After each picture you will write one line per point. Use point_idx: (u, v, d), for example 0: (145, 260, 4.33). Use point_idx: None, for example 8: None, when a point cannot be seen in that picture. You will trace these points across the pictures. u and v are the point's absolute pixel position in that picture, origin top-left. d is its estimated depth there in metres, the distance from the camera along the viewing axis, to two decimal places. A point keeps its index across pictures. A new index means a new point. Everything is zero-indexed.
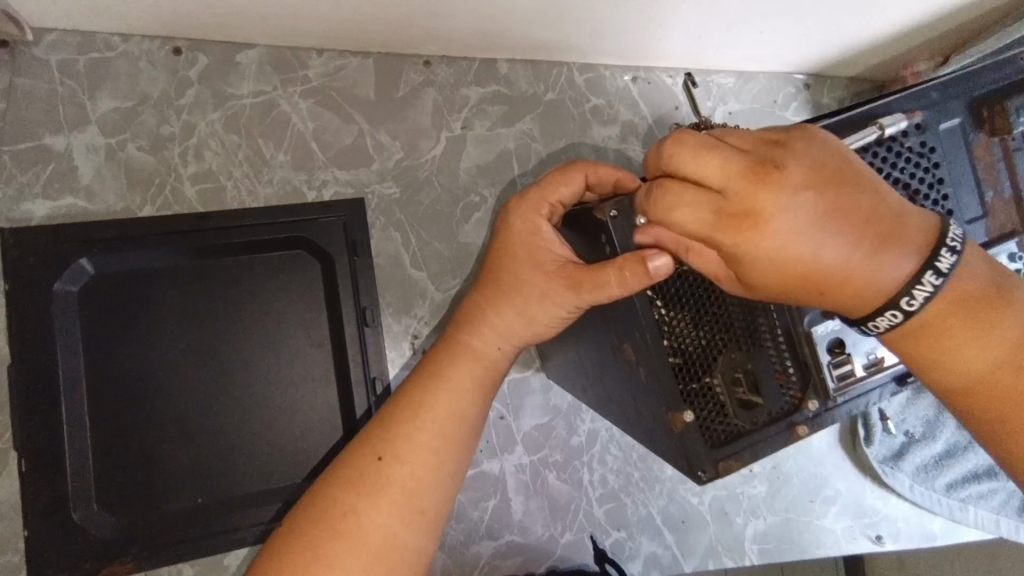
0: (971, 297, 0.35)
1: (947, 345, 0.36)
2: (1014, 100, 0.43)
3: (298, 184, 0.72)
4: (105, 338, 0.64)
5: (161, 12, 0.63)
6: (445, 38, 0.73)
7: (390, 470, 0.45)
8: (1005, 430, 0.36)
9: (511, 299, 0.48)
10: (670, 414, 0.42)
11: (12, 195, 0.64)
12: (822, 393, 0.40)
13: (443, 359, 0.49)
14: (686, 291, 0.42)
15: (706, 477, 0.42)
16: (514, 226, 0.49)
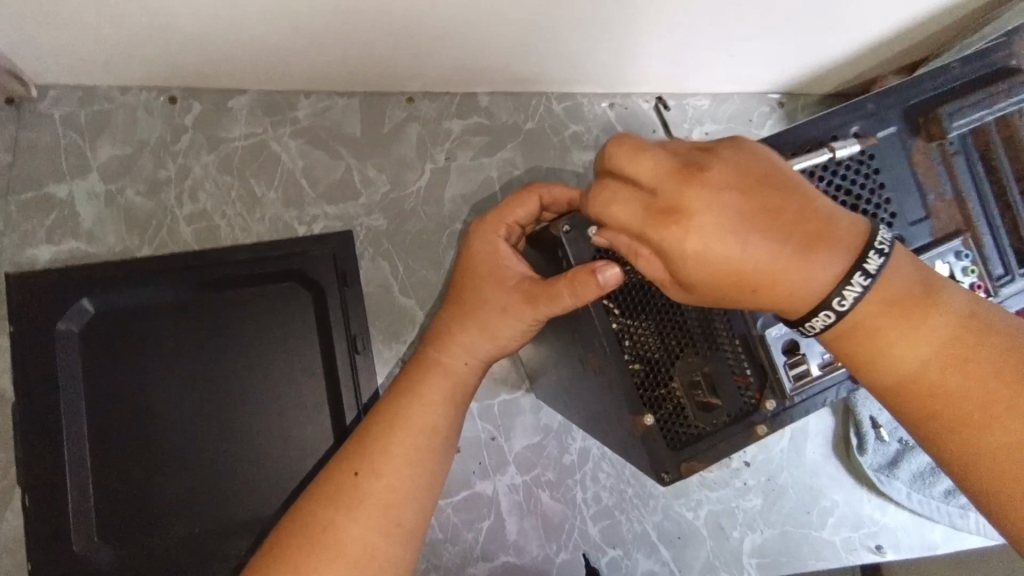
0: (898, 297, 0.37)
1: (876, 341, 0.37)
2: (946, 108, 0.46)
3: (289, 219, 0.75)
4: (106, 373, 0.67)
5: (155, 64, 0.67)
6: (425, 74, 0.76)
7: (367, 484, 0.46)
8: (938, 427, 0.37)
9: (476, 315, 0.51)
10: (632, 417, 0.44)
11: (17, 241, 0.68)
12: (780, 392, 0.42)
13: (417, 375, 0.51)
14: (640, 298, 0.44)
15: (669, 478, 0.44)
16: (475, 248, 0.52)
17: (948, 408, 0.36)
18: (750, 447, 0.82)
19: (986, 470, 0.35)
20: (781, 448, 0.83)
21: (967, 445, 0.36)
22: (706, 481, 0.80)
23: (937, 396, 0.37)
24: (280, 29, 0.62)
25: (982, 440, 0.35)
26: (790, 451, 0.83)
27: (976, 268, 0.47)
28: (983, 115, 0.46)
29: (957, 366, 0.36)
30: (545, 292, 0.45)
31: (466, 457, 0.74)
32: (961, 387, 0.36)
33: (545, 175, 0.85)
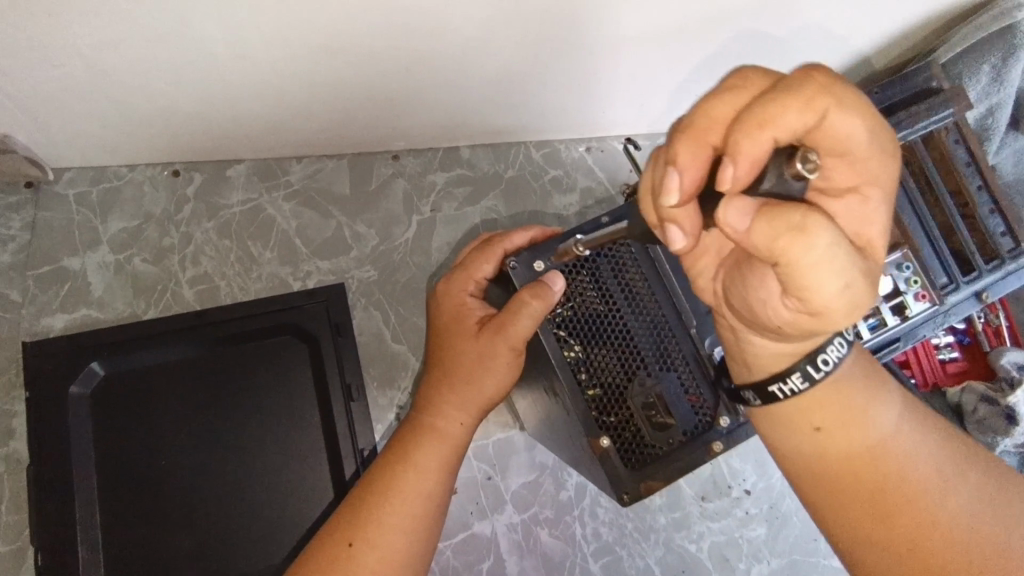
0: (832, 402, 0.43)
1: (783, 431, 0.45)
2: None
3: (285, 276, 0.80)
4: (115, 433, 0.70)
5: (158, 143, 0.73)
6: (408, 134, 0.81)
7: (361, 555, 0.47)
8: (811, 499, 0.46)
9: (455, 369, 0.53)
10: (590, 440, 0.47)
11: (35, 312, 0.73)
12: (731, 408, 0.49)
13: (405, 439, 0.52)
14: (598, 328, 0.49)
15: (629, 497, 0.47)
16: (445, 307, 0.55)
17: (858, 485, 0.43)
18: (749, 475, 0.82)
19: (876, 539, 0.43)
20: (781, 474, 0.82)
21: (865, 519, 0.43)
22: (706, 511, 0.80)
23: (856, 475, 0.43)
24: (268, 103, 0.68)
25: (881, 518, 0.43)
26: None
27: (917, 278, 0.57)
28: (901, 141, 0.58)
29: (881, 456, 0.43)
30: (507, 319, 0.48)
31: (464, 498, 0.75)
32: (875, 475, 0.43)
33: (528, 219, 0.89)
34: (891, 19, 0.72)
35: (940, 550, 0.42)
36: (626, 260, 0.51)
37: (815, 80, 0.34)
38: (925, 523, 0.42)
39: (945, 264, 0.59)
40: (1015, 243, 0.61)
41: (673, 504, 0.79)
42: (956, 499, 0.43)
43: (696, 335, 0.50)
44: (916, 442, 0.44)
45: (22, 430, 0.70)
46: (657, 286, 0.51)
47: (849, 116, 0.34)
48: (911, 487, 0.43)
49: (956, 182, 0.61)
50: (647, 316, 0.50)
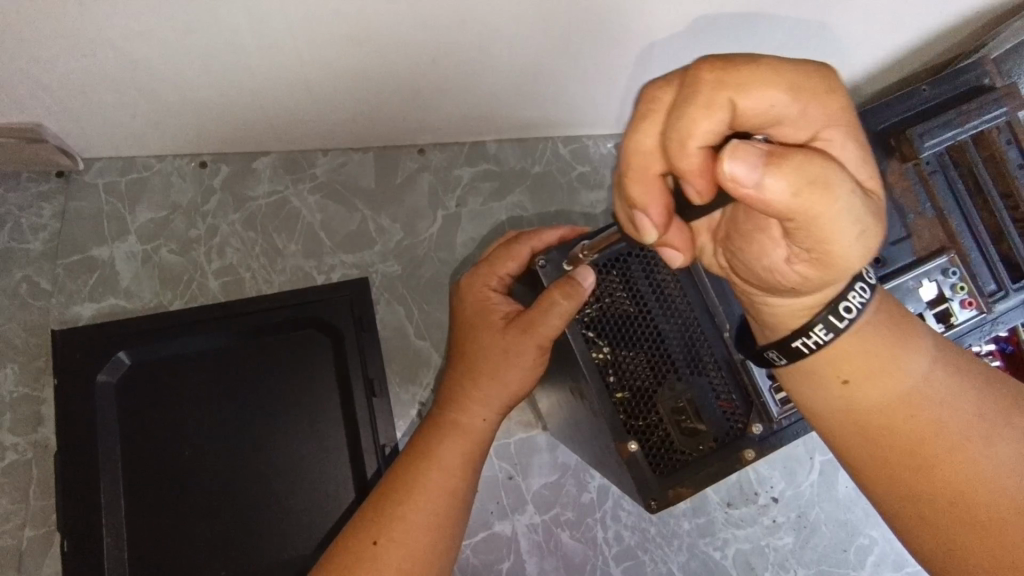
0: (857, 353, 0.41)
1: (810, 386, 0.43)
2: (915, 128, 0.54)
3: (309, 269, 0.80)
4: (142, 421, 0.70)
5: (187, 134, 0.73)
6: (434, 127, 0.81)
7: (386, 553, 0.46)
8: (842, 451, 0.44)
9: (479, 367, 0.52)
10: (616, 444, 0.46)
11: (64, 300, 0.74)
12: (764, 415, 0.47)
13: (428, 437, 0.51)
14: (626, 330, 0.48)
15: (656, 504, 0.45)
16: (466, 303, 0.54)
17: (893, 438, 0.42)
18: (777, 482, 0.80)
19: (918, 495, 0.41)
20: (810, 483, 0.80)
21: (901, 471, 0.42)
22: (731, 518, 0.78)
23: (889, 427, 0.42)
24: (296, 94, 0.67)
25: (924, 472, 0.41)
26: (821, 486, 0.80)
27: (964, 284, 0.55)
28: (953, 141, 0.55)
29: (919, 405, 0.41)
30: (535, 315, 0.47)
31: (484, 498, 0.74)
32: (913, 425, 0.41)
33: (554, 216, 0.88)
34: (942, 15, 0.68)
35: (990, 503, 0.40)
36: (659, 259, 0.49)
37: (708, 70, 0.34)
38: (967, 472, 0.40)
39: (994, 270, 0.56)
40: None
41: (697, 510, 0.77)
42: (1000, 447, 0.40)
43: (729, 338, 0.49)
44: (951, 388, 0.41)
45: (51, 417, 0.71)
46: (689, 288, 0.49)
47: (757, 84, 0.34)
48: (949, 437, 0.41)
49: (1007, 183, 0.57)
50: (677, 319, 0.49)
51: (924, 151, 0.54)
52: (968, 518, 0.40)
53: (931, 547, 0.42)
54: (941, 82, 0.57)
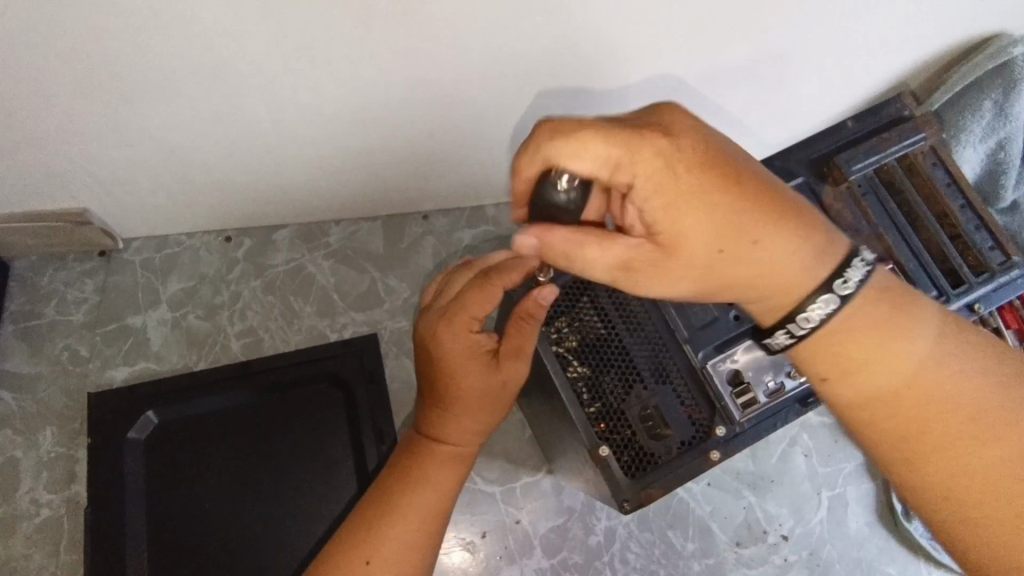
0: (869, 322, 0.43)
1: (840, 350, 0.43)
2: (839, 157, 0.65)
3: (323, 328, 0.87)
4: (166, 476, 0.75)
5: (215, 211, 0.82)
6: (435, 195, 0.88)
7: (377, 572, 0.48)
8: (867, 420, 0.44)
9: (469, 398, 0.54)
10: (589, 451, 0.55)
11: (100, 365, 0.81)
12: (727, 418, 0.57)
13: (415, 462, 0.53)
14: (596, 353, 0.58)
15: (629, 504, 0.54)
16: (451, 347, 0.53)
17: (905, 413, 0.43)
18: (786, 519, 0.80)
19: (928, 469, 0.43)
20: (819, 519, 0.80)
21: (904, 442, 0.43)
22: (741, 558, 0.78)
23: (902, 402, 0.43)
24: (310, 170, 0.76)
25: (946, 459, 0.42)
26: (831, 523, 0.80)
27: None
28: (876, 164, 0.65)
29: (930, 387, 0.42)
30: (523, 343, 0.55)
31: (493, 543, 0.76)
32: (933, 410, 0.42)
33: None
34: (895, 70, 0.72)
35: (1013, 487, 0.41)
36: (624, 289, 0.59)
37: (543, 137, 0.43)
38: (964, 453, 0.42)
39: (933, 278, 0.63)
40: (1004, 256, 0.64)
41: (706, 550, 0.78)
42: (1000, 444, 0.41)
43: (689, 350, 0.58)
44: (965, 365, 0.43)
45: (83, 474, 0.76)
46: (654, 311, 0.59)
47: (572, 152, 0.42)
48: (956, 419, 0.42)
49: (940, 204, 0.66)
50: (641, 335, 0.59)
51: (851, 174, 0.64)
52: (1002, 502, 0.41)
53: (961, 536, 0.42)
54: (864, 116, 0.67)
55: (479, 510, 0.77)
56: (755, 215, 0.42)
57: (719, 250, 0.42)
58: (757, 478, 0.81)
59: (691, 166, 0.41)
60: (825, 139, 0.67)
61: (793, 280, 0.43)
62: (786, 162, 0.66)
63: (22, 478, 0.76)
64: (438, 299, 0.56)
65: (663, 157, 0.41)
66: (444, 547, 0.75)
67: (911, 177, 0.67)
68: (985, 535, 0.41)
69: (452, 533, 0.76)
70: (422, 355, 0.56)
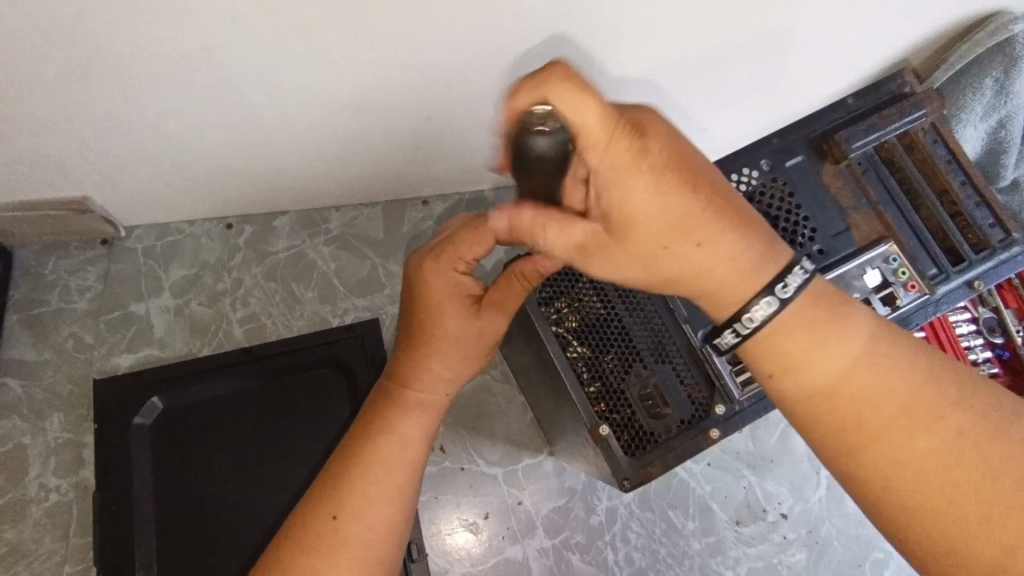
0: (806, 325, 0.40)
1: (779, 351, 0.41)
2: (841, 134, 0.65)
3: (324, 313, 0.88)
4: (171, 460, 0.76)
5: (216, 199, 0.82)
6: (434, 181, 0.89)
7: (346, 529, 0.47)
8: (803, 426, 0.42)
9: (447, 347, 0.54)
10: (589, 430, 0.56)
11: (105, 352, 0.82)
12: (727, 396, 0.57)
13: (384, 413, 0.52)
14: (594, 335, 0.59)
15: (629, 482, 0.55)
16: (439, 284, 0.53)
17: (834, 418, 0.40)
18: (785, 497, 0.80)
19: (871, 477, 0.40)
20: (818, 498, 0.81)
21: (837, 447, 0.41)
22: (741, 536, 0.79)
23: (835, 408, 0.40)
24: (310, 156, 0.76)
25: (879, 453, 0.39)
26: (829, 500, 0.81)
27: (905, 269, 0.63)
28: (876, 141, 0.65)
29: (860, 383, 0.40)
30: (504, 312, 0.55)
31: (495, 523, 0.77)
32: (867, 402, 0.39)
33: None
34: (893, 48, 0.72)
35: (949, 476, 0.38)
36: None
37: (554, 69, 0.38)
38: (897, 454, 0.39)
39: (932, 255, 0.64)
40: (1004, 233, 0.64)
41: (706, 529, 0.79)
42: (937, 439, 0.39)
43: (689, 329, 0.58)
44: (891, 365, 0.40)
45: (91, 459, 0.77)
46: (652, 292, 0.59)
47: (573, 98, 0.38)
48: (888, 420, 0.39)
49: (941, 181, 0.66)
50: (641, 314, 0.59)
51: (850, 152, 0.64)
52: (936, 493, 0.38)
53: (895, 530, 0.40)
54: (865, 93, 0.67)
55: (482, 491, 0.78)
56: (710, 221, 0.39)
57: (666, 244, 0.40)
58: (757, 458, 0.81)
59: (670, 159, 0.39)
60: (827, 116, 0.67)
61: (731, 282, 0.41)
62: (785, 142, 0.66)
63: (30, 465, 0.77)
64: (434, 237, 0.56)
65: (643, 144, 0.39)
66: (448, 528, 0.77)
67: (912, 154, 0.67)
68: (916, 527, 0.39)
69: (456, 515, 0.77)
70: (407, 293, 0.56)
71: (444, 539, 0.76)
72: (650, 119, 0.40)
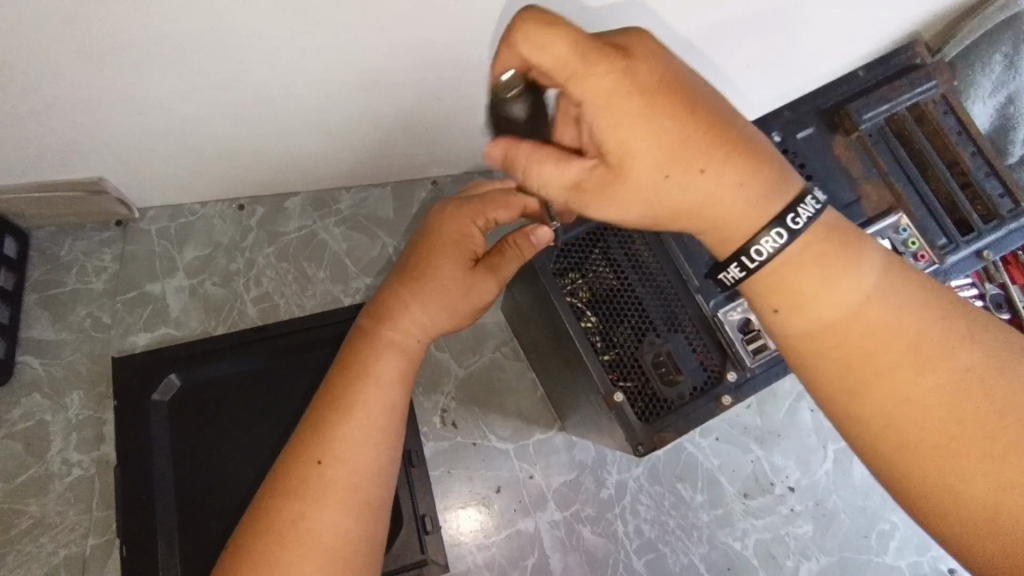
0: (815, 254, 0.40)
1: (789, 284, 0.40)
2: (852, 106, 0.65)
3: (337, 293, 0.89)
4: (188, 434, 0.77)
5: (228, 180, 0.83)
6: (445, 161, 0.89)
7: (330, 473, 0.48)
8: (814, 366, 0.41)
9: (432, 294, 0.55)
10: (604, 397, 0.57)
11: (122, 332, 0.83)
12: (738, 363, 0.58)
13: (366, 356, 0.53)
14: (607, 305, 0.60)
15: (644, 448, 0.56)
16: (444, 228, 0.57)
17: (844, 355, 0.40)
18: (792, 471, 0.82)
19: (875, 422, 0.40)
20: (825, 471, 0.82)
21: (840, 387, 0.40)
22: (750, 508, 0.80)
23: (841, 344, 0.40)
24: (320, 138, 0.77)
25: (886, 391, 0.39)
26: (836, 474, 0.82)
27: (915, 240, 0.63)
28: (887, 114, 0.65)
29: (873, 318, 0.39)
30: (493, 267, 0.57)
31: (507, 497, 0.79)
32: (874, 339, 0.39)
33: None
34: (903, 22, 0.72)
35: (950, 416, 0.38)
36: (637, 243, 0.61)
37: (516, 25, 0.39)
38: (899, 397, 0.39)
39: (942, 226, 0.64)
40: (1014, 203, 0.65)
41: (714, 502, 0.80)
42: (936, 380, 0.39)
43: (701, 299, 0.60)
44: (900, 303, 0.40)
45: (110, 435, 0.79)
46: (665, 263, 0.61)
47: (537, 49, 0.39)
48: (894, 355, 0.39)
49: (952, 153, 0.66)
50: (654, 285, 0.61)
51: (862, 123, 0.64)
52: (939, 422, 0.38)
53: (899, 478, 0.40)
54: (875, 66, 0.67)
55: (493, 465, 0.80)
56: (711, 144, 0.38)
57: (666, 172, 0.39)
58: (764, 433, 0.83)
59: (655, 86, 0.38)
60: (835, 91, 0.67)
61: (740, 214, 0.40)
62: (796, 115, 0.66)
63: (52, 441, 0.79)
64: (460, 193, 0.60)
65: (629, 68, 0.38)
66: (460, 502, 0.78)
67: (923, 126, 0.67)
68: (927, 472, 0.38)
69: (467, 489, 0.78)
70: (418, 236, 0.60)
71: (457, 513, 0.78)
72: (638, 49, 0.39)
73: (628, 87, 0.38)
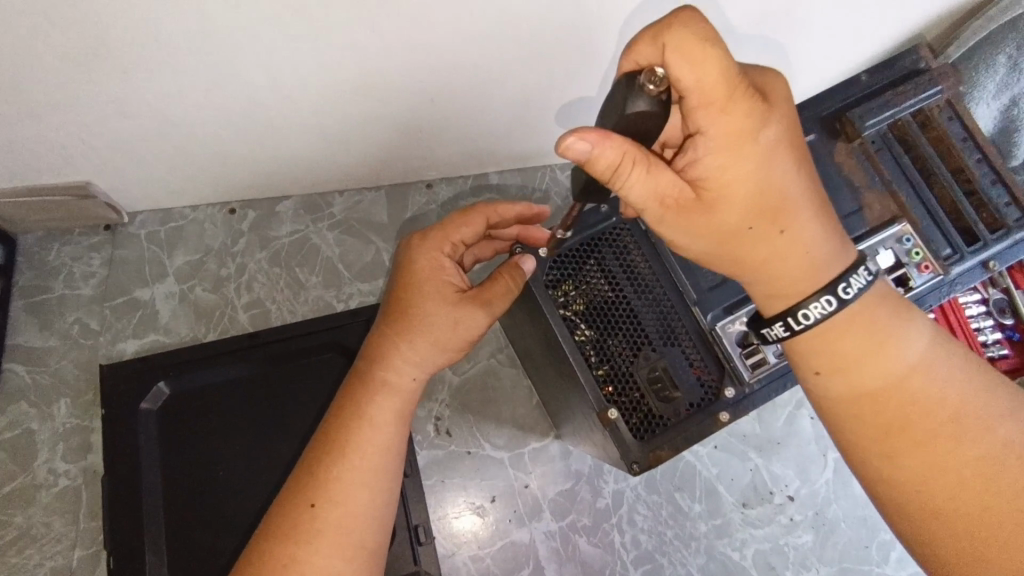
0: (867, 323, 0.45)
1: (836, 347, 0.45)
2: (854, 111, 0.64)
3: (329, 298, 0.87)
4: (176, 445, 0.76)
5: (219, 184, 0.82)
6: (440, 164, 0.88)
7: (324, 514, 0.48)
8: (850, 424, 0.46)
9: (420, 332, 0.53)
10: (598, 413, 0.55)
11: (111, 338, 0.82)
12: (736, 379, 0.57)
13: (357, 398, 0.52)
14: (601, 317, 0.58)
15: (638, 466, 0.55)
16: (419, 264, 0.55)
17: (883, 417, 0.45)
18: (792, 480, 0.80)
19: (908, 481, 0.44)
20: (825, 480, 0.81)
21: (875, 445, 0.45)
22: (749, 518, 0.79)
23: (880, 407, 0.45)
24: (313, 142, 0.75)
25: (921, 454, 0.44)
26: (836, 483, 0.81)
27: (917, 249, 0.62)
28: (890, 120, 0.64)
29: (915, 386, 0.45)
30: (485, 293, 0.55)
31: (502, 507, 0.77)
32: (914, 407, 0.44)
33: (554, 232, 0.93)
34: (905, 25, 0.71)
35: (978, 485, 0.43)
36: (633, 254, 0.60)
37: (672, 34, 0.41)
38: (936, 462, 0.43)
39: (947, 236, 0.63)
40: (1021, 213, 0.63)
41: (713, 511, 0.79)
42: (969, 449, 0.43)
43: (698, 313, 0.59)
44: (941, 377, 0.45)
45: (98, 444, 0.78)
46: (662, 276, 0.60)
47: (686, 63, 0.41)
48: (932, 422, 0.44)
49: (956, 160, 0.65)
50: (649, 297, 0.59)
51: (865, 130, 0.63)
52: (956, 488, 0.43)
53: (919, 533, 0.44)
54: (879, 71, 0.66)
55: (488, 474, 0.78)
56: (799, 206, 0.44)
57: (750, 223, 0.44)
58: (763, 441, 0.81)
59: (777, 141, 0.43)
60: (836, 95, 0.66)
61: (801, 272, 0.45)
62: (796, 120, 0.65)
63: (39, 450, 0.77)
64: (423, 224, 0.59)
65: (759, 117, 0.43)
66: (454, 511, 0.77)
67: (926, 132, 0.66)
68: (947, 532, 0.43)
69: (462, 498, 0.77)
70: (391, 279, 0.57)
71: (450, 523, 0.76)
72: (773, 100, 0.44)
73: (760, 134, 0.43)
